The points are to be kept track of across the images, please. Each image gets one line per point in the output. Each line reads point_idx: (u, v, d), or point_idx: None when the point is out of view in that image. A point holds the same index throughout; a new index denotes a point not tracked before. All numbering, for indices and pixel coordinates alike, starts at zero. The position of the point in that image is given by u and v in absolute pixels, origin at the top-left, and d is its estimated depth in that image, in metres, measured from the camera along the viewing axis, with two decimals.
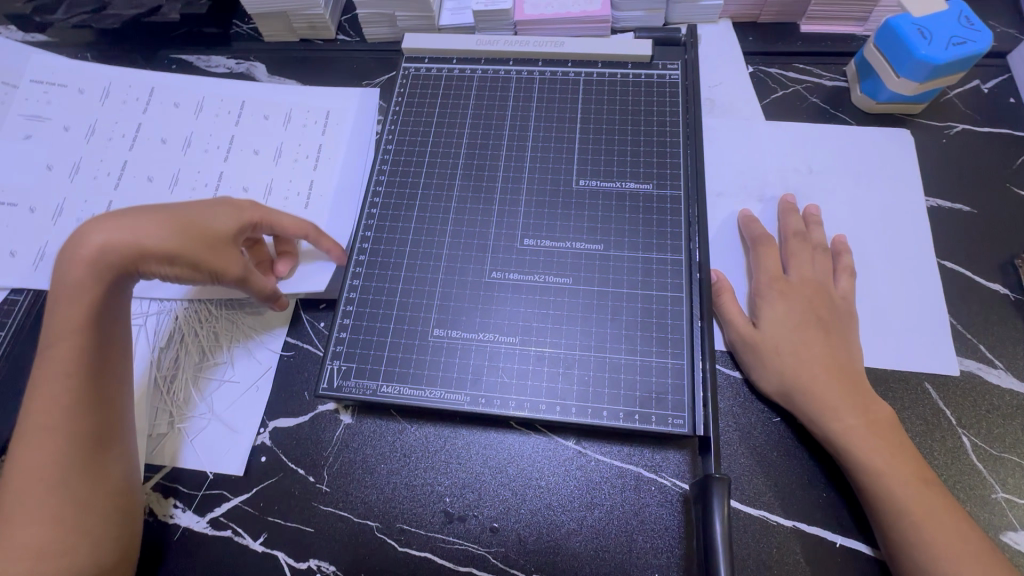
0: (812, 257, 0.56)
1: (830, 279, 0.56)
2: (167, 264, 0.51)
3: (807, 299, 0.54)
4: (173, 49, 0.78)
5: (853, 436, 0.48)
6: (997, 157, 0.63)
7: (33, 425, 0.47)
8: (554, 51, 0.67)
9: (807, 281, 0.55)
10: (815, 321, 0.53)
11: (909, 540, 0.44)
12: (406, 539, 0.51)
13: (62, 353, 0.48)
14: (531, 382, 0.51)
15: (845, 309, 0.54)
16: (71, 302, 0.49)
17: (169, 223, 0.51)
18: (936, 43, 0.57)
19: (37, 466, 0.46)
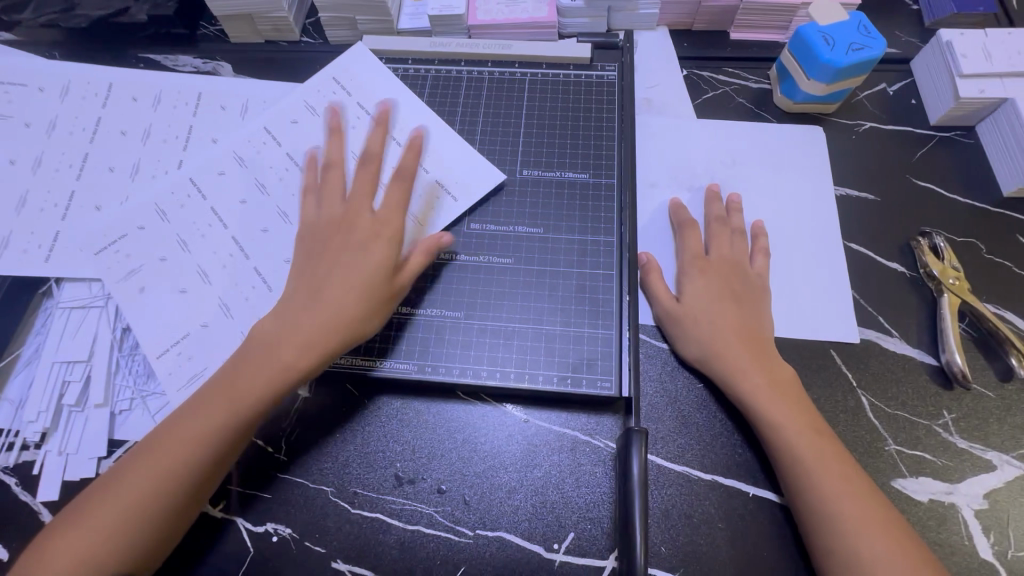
0: (729, 240, 0.62)
1: (746, 259, 0.61)
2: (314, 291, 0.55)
3: (723, 274, 0.60)
4: (139, 49, 0.81)
5: (759, 393, 0.53)
6: (900, 152, 0.70)
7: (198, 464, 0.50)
8: (502, 53, 0.72)
9: (725, 260, 0.61)
10: (730, 293, 0.59)
11: (804, 485, 0.50)
12: (359, 502, 0.55)
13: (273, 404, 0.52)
14: (473, 352, 0.58)
15: (758, 284, 0.60)
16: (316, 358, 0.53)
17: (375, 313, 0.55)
18: (838, 49, 0.64)
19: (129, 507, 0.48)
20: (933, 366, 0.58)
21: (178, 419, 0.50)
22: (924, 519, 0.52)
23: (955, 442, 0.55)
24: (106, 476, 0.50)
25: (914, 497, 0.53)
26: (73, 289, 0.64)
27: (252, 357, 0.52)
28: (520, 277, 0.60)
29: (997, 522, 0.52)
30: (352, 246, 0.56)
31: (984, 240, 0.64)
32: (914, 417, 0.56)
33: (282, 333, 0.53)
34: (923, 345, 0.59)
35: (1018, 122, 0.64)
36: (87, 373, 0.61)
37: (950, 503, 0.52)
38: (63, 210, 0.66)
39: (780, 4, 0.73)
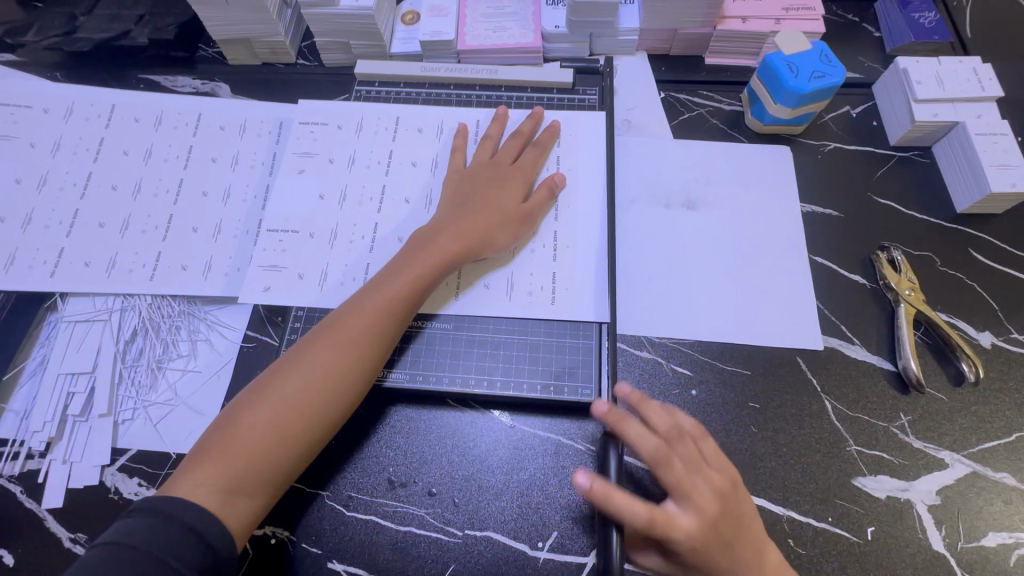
0: (688, 452, 0.52)
1: (704, 464, 0.52)
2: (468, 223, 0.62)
3: (682, 493, 0.50)
4: (139, 70, 0.84)
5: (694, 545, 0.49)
6: (862, 171, 0.75)
7: (332, 387, 0.53)
8: (489, 78, 0.77)
9: (685, 479, 0.51)
10: (704, 510, 0.50)
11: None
12: (353, 505, 0.58)
13: (408, 309, 0.58)
14: (461, 361, 0.61)
15: (725, 481, 0.52)
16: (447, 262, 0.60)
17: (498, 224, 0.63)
18: (802, 76, 0.69)
19: (266, 448, 0.50)
20: (890, 372, 0.62)
21: (357, 304, 0.57)
22: (882, 515, 0.56)
23: (911, 443, 0.59)
24: (289, 355, 0.55)
25: (872, 494, 0.57)
26: (77, 303, 0.66)
27: (430, 245, 0.60)
28: (507, 307, 0.63)
29: (948, 516, 0.56)
30: (507, 178, 0.66)
31: (938, 253, 0.69)
32: (873, 419, 0.60)
33: (446, 227, 0.62)
34: (882, 352, 0.64)
35: (968, 144, 0.69)
36: (91, 384, 0.63)
37: (905, 499, 0.56)
38: (68, 227, 0.69)
39: (750, 33, 0.78)
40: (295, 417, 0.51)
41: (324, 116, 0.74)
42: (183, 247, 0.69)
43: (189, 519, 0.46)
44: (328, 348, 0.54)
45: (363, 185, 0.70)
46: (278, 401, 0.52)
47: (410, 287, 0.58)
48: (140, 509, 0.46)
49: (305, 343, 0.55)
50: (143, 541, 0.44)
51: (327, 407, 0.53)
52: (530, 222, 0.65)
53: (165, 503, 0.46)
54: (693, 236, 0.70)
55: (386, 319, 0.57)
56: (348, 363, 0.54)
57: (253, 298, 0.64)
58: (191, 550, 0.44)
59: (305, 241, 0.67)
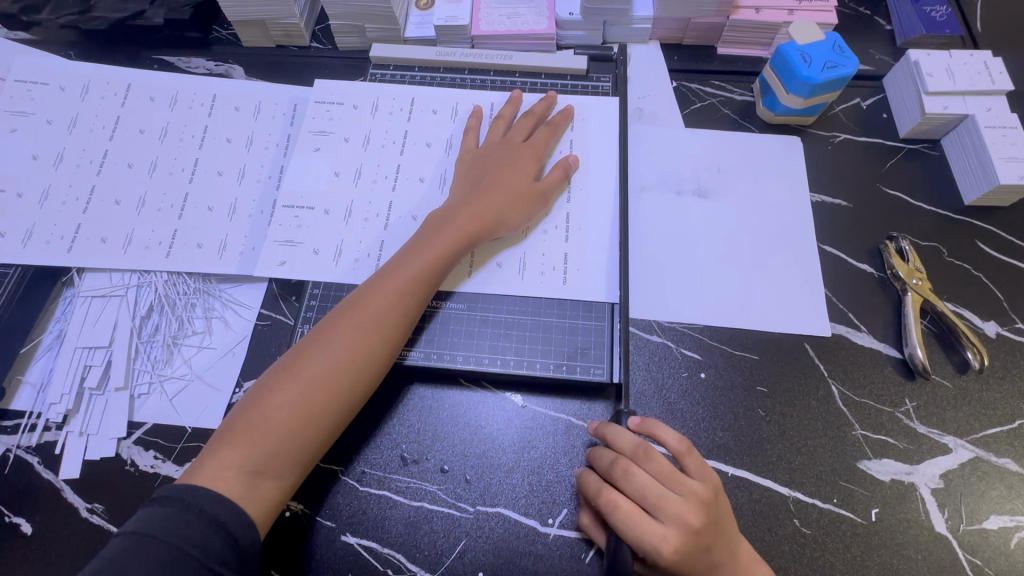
0: (661, 467, 0.52)
1: (679, 478, 0.51)
2: (484, 202, 0.63)
3: (654, 507, 0.50)
4: (154, 51, 0.85)
5: (658, 546, 0.49)
6: (872, 162, 0.76)
7: (355, 367, 0.54)
8: (503, 63, 0.77)
9: (654, 493, 0.51)
10: (678, 521, 0.49)
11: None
12: (366, 480, 0.59)
13: (428, 290, 0.59)
14: (474, 341, 0.62)
15: (704, 494, 0.51)
16: (466, 244, 0.61)
17: (514, 203, 0.64)
18: (814, 66, 0.69)
19: (290, 427, 0.51)
20: (896, 358, 0.63)
21: (375, 285, 0.58)
22: (886, 496, 0.57)
23: (915, 428, 0.60)
24: (310, 336, 0.56)
25: (876, 476, 0.58)
26: (93, 279, 0.67)
27: (449, 227, 0.61)
28: (519, 287, 0.63)
29: (951, 499, 0.57)
30: (520, 158, 0.67)
31: (945, 244, 0.70)
32: (879, 404, 0.61)
33: (462, 207, 0.62)
34: (889, 339, 0.64)
35: (977, 137, 0.70)
36: (108, 358, 0.64)
37: (909, 482, 0.58)
38: (84, 203, 0.69)
39: (763, 23, 0.79)
40: (317, 398, 0.52)
41: (339, 95, 0.75)
42: (198, 225, 0.69)
43: (210, 506, 0.47)
44: (349, 329, 0.55)
45: (378, 164, 0.70)
46: (301, 382, 0.53)
47: (430, 269, 0.59)
48: (159, 499, 0.46)
49: (326, 323, 0.56)
50: (162, 530, 0.44)
51: (349, 387, 0.54)
52: (542, 199, 0.65)
53: (187, 491, 0.47)
54: (703, 223, 0.71)
55: (407, 300, 0.58)
56: (368, 344, 0.55)
57: (268, 272, 0.64)
58: (211, 538, 0.45)
59: (319, 217, 0.67)
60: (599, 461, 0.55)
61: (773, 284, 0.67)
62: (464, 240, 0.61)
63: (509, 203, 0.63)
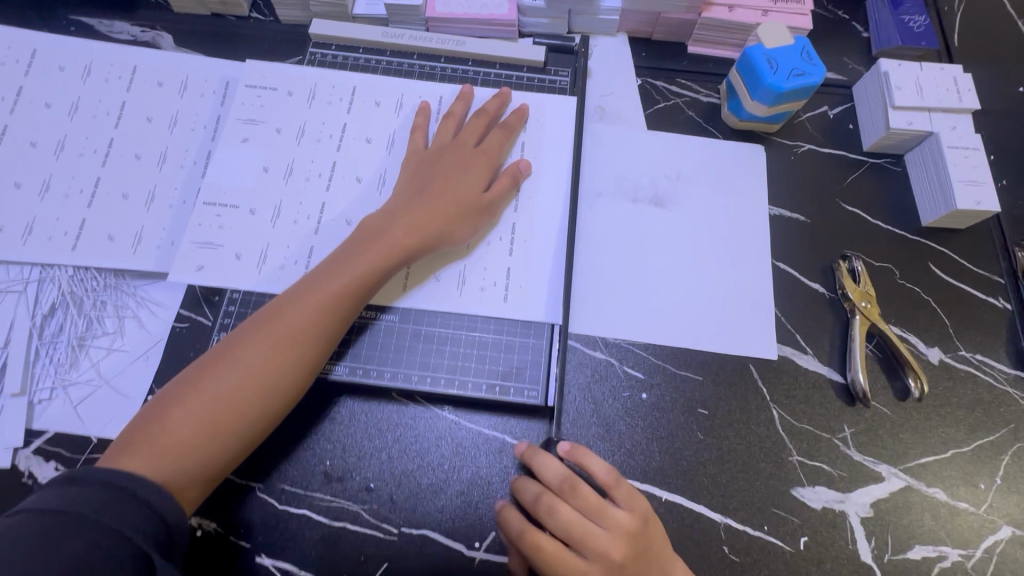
0: (587, 501, 0.50)
1: (605, 510, 0.50)
2: (425, 211, 0.58)
3: (579, 543, 0.50)
4: (70, 10, 0.76)
5: None
6: (834, 175, 0.73)
7: (271, 383, 0.50)
8: (455, 50, 0.72)
9: (580, 529, 0.50)
10: (602, 555, 0.49)
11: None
12: (285, 498, 0.56)
13: (358, 302, 0.55)
14: (405, 356, 0.59)
15: (630, 526, 0.49)
16: (403, 256, 0.57)
17: (458, 211, 0.59)
18: (781, 73, 0.66)
19: (194, 445, 0.47)
20: (839, 384, 0.62)
21: (298, 297, 0.54)
22: (816, 524, 0.57)
23: (852, 456, 0.59)
24: (224, 346, 0.52)
25: (808, 504, 0.57)
26: None
27: (385, 239, 0.57)
28: (457, 301, 0.60)
29: (879, 528, 0.57)
30: (468, 163, 0.62)
31: (898, 266, 0.68)
32: (818, 431, 0.60)
33: (398, 217, 0.58)
34: (834, 363, 0.63)
35: (939, 156, 0.68)
36: (4, 360, 0.58)
37: (840, 510, 0.57)
38: None
39: (734, 21, 0.75)
40: (227, 414, 0.49)
41: (274, 79, 0.68)
42: (111, 215, 0.63)
43: (139, 490, 0.43)
44: (267, 341, 0.51)
45: (312, 160, 0.65)
46: (208, 397, 0.49)
47: (361, 281, 0.55)
48: (83, 479, 0.42)
49: (242, 334, 0.52)
50: (92, 508, 0.40)
51: (263, 405, 0.50)
52: (488, 205, 0.61)
53: (113, 474, 0.43)
54: (657, 234, 0.68)
55: (335, 313, 0.54)
56: (286, 359, 0.51)
57: (183, 279, 0.59)
58: (145, 521, 0.42)
59: (245, 217, 0.62)
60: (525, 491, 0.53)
61: (725, 302, 0.65)
62: (400, 251, 0.57)
63: (452, 210, 0.59)
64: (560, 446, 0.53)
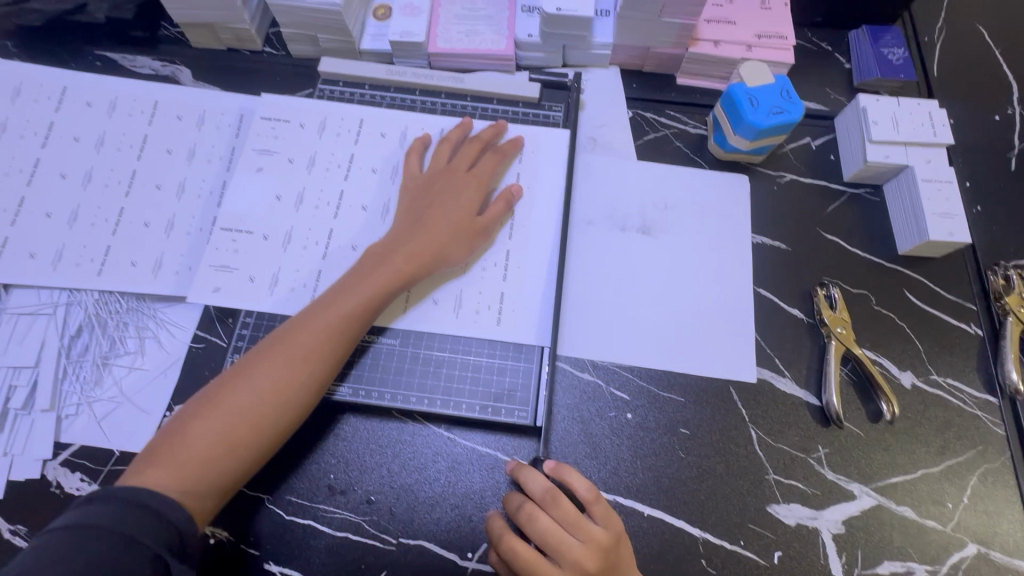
0: (565, 513, 0.54)
1: (582, 523, 0.53)
2: (425, 239, 0.63)
3: (555, 552, 0.53)
4: (96, 46, 0.82)
5: None
6: (815, 205, 0.77)
7: (282, 399, 0.55)
8: (455, 85, 0.76)
9: (556, 538, 0.53)
10: (575, 565, 0.52)
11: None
12: (291, 509, 0.60)
13: (363, 324, 0.59)
14: (405, 377, 0.63)
15: (603, 540, 0.53)
16: (404, 280, 0.61)
17: (455, 239, 0.64)
18: (761, 111, 0.70)
19: (211, 456, 0.52)
20: (815, 406, 0.66)
21: (307, 320, 0.58)
22: (789, 540, 0.60)
23: (825, 475, 0.63)
24: (239, 366, 0.56)
25: (782, 520, 0.61)
26: (21, 295, 0.65)
27: (388, 265, 0.61)
28: (453, 325, 0.64)
29: (849, 544, 0.60)
30: (465, 190, 0.66)
31: (874, 292, 0.72)
32: (793, 450, 0.64)
33: (401, 245, 0.62)
34: (810, 386, 0.67)
35: (914, 189, 0.72)
36: (34, 378, 0.63)
37: (813, 527, 0.61)
38: (13, 215, 0.67)
39: (720, 57, 0.79)
40: (242, 428, 0.53)
41: (286, 112, 0.73)
42: (133, 242, 0.68)
43: (149, 503, 0.47)
44: (279, 361, 0.55)
45: (321, 189, 0.70)
46: (225, 412, 0.53)
47: (365, 304, 0.59)
48: (97, 496, 0.46)
49: (255, 354, 0.57)
50: (106, 521, 0.44)
51: (274, 420, 0.54)
52: (484, 234, 0.65)
53: (126, 490, 0.47)
54: (643, 261, 0.72)
55: (342, 334, 0.58)
56: (296, 377, 0.55)
57: (201, 299, 0.64)
58: (157, 530, 0.46)
59: (258, 243, 0.67)
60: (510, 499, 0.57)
61: (707, 327, 0.69)
62: (402, 276, 0.61)
63: (450, 238, 0.63)
64: (546, 461, 0.56)
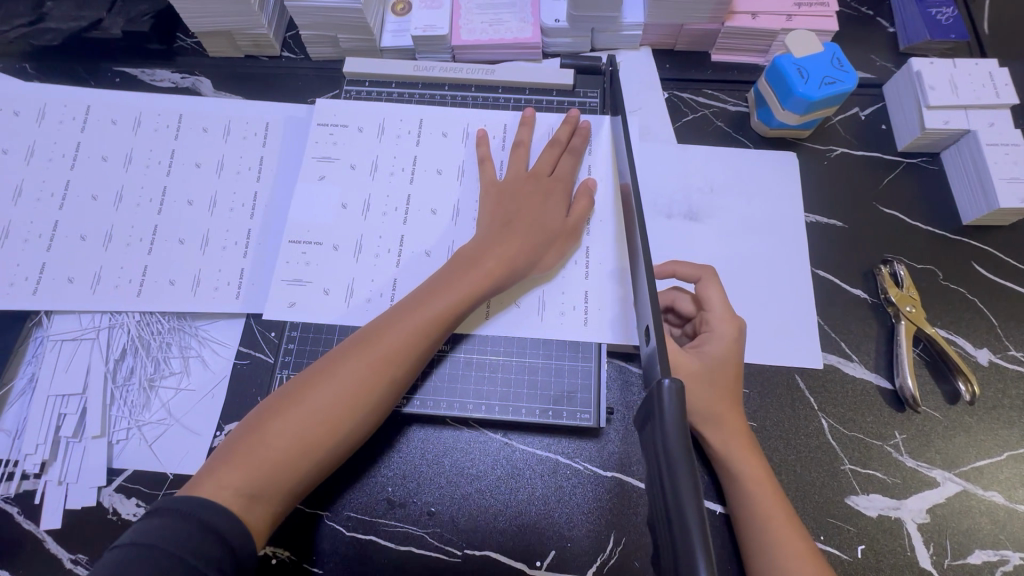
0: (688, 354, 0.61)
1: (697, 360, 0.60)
2: (513, 238, 0.59)
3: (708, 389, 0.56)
4: (115, 63, 0.80)
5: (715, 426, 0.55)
6: (870, 178, 0.73)
7: (367, 403, 0.51)
8: (485, 78, 0.74)
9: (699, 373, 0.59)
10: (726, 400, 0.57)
11: (764, 551, 0.51)
12: (352, 525, 0.58)
13: (448, 324, 0.56)
14: (459, 385, 0.61)
15: (730, 384, 0.56)
16: (489, 279, 0.57)
17: (542, 237, 0.60)
18: (811, 82, 0.66)
19: (293, 461, 0.48)
20: (887, 389, 0.63)
21: (391, 322, 0.54)
22: (872, 532, 0.57)
23: (905, 463, 0.60)
24: (320, 365, 0.53)
25: (863, 512, 0.58)
26: (63, 321, 0.64)
27: (475, 265, 0.57)
28: (540, 328, 0.61)
29: (936, 533, 0.57)
30: (546, 189, 0.63)
31: (941, 267, 0.68)
32: (868, 438, 0.61)
33: (487, 246, 0.59)
34: (881, 369, 0.64)
35: (978, 154, 0.67)
36: (83, 405, 0.62)
37: (896, 517, 0.58)
38: (49, 240, 0.66)
39: (759, 30, 0.75)
40: (322, 431, 0.49)
41: (343, 117, 0.71)
42: (170, 259, 0.66)
43: (210, 515, 0.43)
44: (359, 363, 0.52)
45: (387, 195, 0.67)
46: (306, 411, 0.50)
47: (451, 301, 0.55)
48: (158, 507, 0.43)
49: (337, 354, 0.53)
50: (160, 538, 0.41)
51: (357, 425, 0.51)
52: (573, 234, 0.63)
53: (184, 501, 0.44)
54: (694, 248, 0.69)
55: (426, 331, 0.54)
56: (379, 380, 0.52)
57: (276, 314, 0.62)
58: (212, 549, 0.42)
59: (329, 254, 0.65)
60: (670, 318, 0.64)
61: (769, 313, 0.65)
62: (488, 274, 0.57)
63: (536, 238, 0.60)
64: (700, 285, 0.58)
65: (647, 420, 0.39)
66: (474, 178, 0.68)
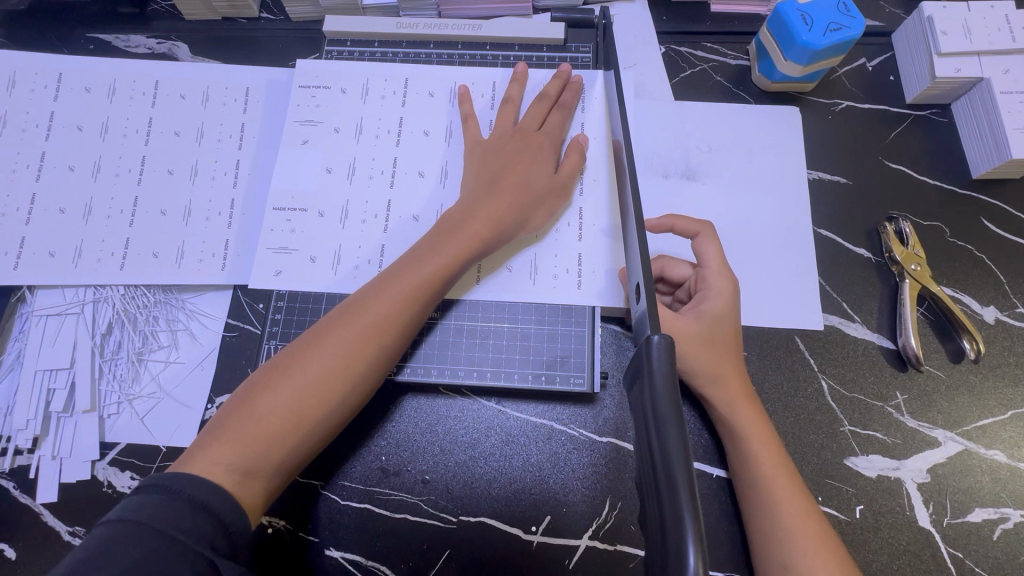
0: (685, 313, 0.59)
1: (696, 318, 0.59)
2: (500, 197, 0.57)
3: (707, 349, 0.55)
4: (87, 28, 0.77)
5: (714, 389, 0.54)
6: (876, 132, 0.70)
7: (356, 371, 0.50)
8: (472, 34, 0.70)
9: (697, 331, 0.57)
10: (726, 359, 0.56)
11: (766, 513, 0.50)
12: (346, 493, 0.58)
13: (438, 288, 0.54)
14: (450, 352, 0.60)
15: (730, 343, 0.55)
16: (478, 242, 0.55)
17: (529, 194, 0.58)
18: (816, 29, 0.62)
19: (285, 434, 0.47)
20: (889, 350, 0.61)
21: (378, 290, 0.53)
22: (871, 492, 0.57)
23: (905, 423, 0.59)
24: (307, 337, 0.51)
25: (862, 472, 0.57)
26: (47, 296, 0.63)
27: (462, 227, 0.55)
28: (532, 293, 0.60)
29: (936, 493, 0.56)
30: (534, 146, 0.61)
31: (949, 224, 0.66)
32: (868, 399, 0.59)
33: (473, 208, 0.57)
34: (883, 330, 0.62)
35: (990, 104, 0.64)
36: (72, 380, 0.61)
37: (895, 478, 0.57)
38: (27, 214, 0.64)
39: None
40: (312, 403, 0.48)
41: (325, 78, 0.68)
42: (152, 231, 0.65)
43: (202, 493, 0.43)
44: (345, 333, 0.50)
45: (373, 157, 0.65)
46: (293, 384, 0.48)
47: (440, 265, 0.54)
48: (147, 486, 0.42)
49: (323, 325, 0.52)
50: (148, 515, 0.40)
51: (349, 394, 0.50)
52: (559, 191, 0.60)
53: (175, 479, 0.43)
54: (691, 208, 0.66)
55: (416, 297, 0.53)
56: (366, 348, 0.50)
57: (263, 284, 0.61)
58: (202, 526, 0.41)
59: (314, 220, 0.63)
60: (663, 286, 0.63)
61: (769, 275, 0.63)
62: (477, 237, 0.55)
63: (524, 197, 0.58)
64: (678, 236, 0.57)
65: (636, 383, 0.38)
66: (461, 138, 0.65)
